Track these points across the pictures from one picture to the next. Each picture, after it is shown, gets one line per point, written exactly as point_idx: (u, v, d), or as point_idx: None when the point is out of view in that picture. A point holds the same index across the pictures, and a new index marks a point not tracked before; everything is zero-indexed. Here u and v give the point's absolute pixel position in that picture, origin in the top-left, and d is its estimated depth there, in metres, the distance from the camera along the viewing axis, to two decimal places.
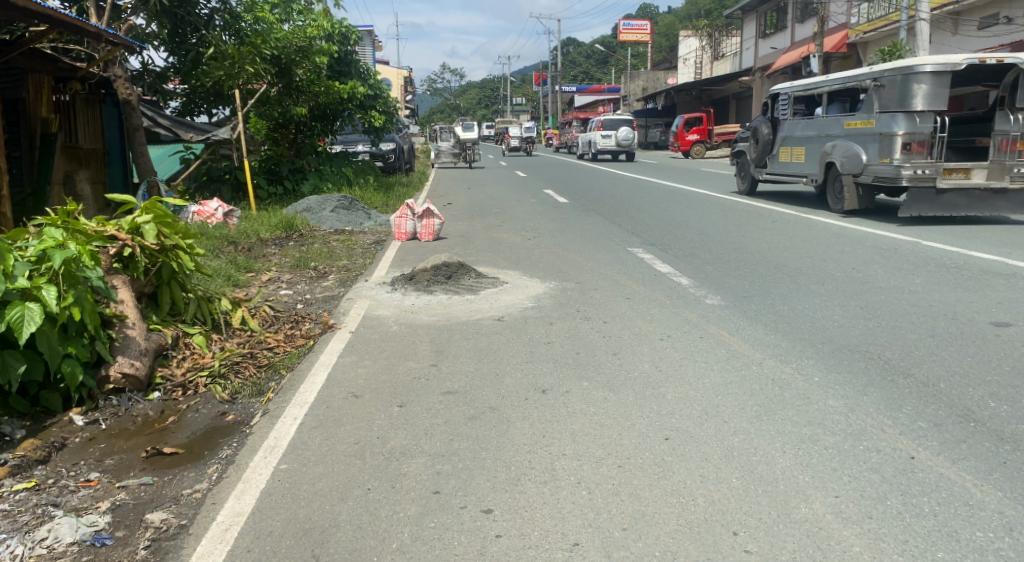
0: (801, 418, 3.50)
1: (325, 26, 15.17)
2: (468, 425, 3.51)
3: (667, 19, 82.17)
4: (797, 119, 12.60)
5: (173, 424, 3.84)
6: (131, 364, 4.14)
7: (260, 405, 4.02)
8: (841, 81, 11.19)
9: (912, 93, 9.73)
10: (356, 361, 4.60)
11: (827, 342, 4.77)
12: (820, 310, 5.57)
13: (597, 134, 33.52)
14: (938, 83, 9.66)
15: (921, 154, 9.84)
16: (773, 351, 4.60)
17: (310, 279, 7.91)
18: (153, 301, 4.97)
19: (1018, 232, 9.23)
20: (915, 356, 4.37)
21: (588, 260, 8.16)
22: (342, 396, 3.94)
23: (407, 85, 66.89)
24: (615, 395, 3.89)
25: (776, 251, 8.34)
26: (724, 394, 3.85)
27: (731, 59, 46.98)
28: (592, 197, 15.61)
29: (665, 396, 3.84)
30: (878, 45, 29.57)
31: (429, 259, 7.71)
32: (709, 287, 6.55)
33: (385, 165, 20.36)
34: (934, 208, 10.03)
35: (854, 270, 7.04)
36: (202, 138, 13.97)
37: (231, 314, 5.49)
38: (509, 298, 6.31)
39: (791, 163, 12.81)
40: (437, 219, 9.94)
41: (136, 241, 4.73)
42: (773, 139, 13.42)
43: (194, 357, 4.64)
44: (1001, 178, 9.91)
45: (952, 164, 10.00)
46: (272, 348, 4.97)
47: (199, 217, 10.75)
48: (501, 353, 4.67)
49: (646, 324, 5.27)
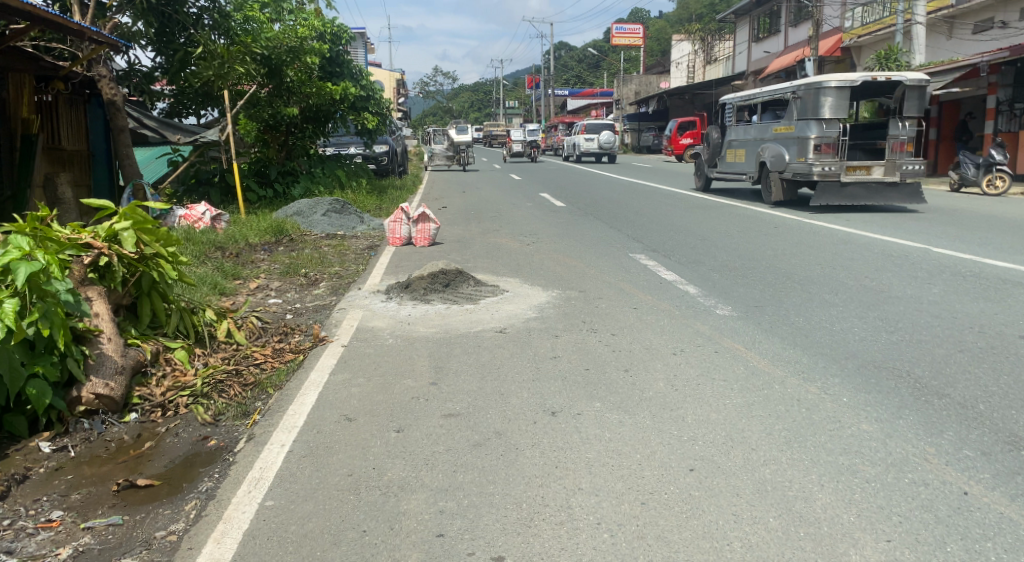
0: (835, 445, 3.22)
1: (316, 25, 14.86)
2: (473, 454, 3.21)
3: (659, 23, 82.14)
4: (739, 125, 14.52)
5: (149, 451, 3.52)
6: (106, 384, 3.83)
7: (245, 430, 3.70)
8: (771, 91, 12.99)
9: (821, 103, 11.53)
10: (349, 379, 4.30)
11: (851, 356, 4.48)
12: (839, 322, 5.28)
13: (580, 138, 33.63)
14: (842, 96, 11.48)
15: (829, 154, 11.68)
16: (796, 367, 4.30)
17: (301, 287, 7.60)
18: (132, 313, 4.65)
19: (904, 219, 11.12)
20: (947, 374, 4.09)
21: (590, 267, 7.86)
22: (334, 420, 3.64)
23: (400, 89, 66.57)
24: (631, 418, 3.59)
25: (782, 256, 8.10)
26: (748, 418, 3.56)
27: (724, 63, 46.88)
28: (589, 201, 15.38)
29: (685, 419, 3.55)
30: (872, 48, 29.42)
31: (425, 266, 7.41)
32: (719, 295, 6.25)
33: (378, 168, 20.05)
34: (840, 199, 11.91)
35: (867, 278, 6.77)
36: (190, 139, 13.56)
37: (217, 328, 5.17)
38: (509, 308, 6.01)
39: (736, 163, 14.70)
40: (433, 224, 9.61)
41: (114, 250, 4.40)
42: (721, 142, 15.33)
43: (175, 374, 4.32)
44: (895, 173, 11.83)
45: (855, 162, 11.91)
46: (259, 364, 4.66)
47: (186, 221, 10.42)
48: (506, 370, 4.37)
49: (657, 337, 4.99)
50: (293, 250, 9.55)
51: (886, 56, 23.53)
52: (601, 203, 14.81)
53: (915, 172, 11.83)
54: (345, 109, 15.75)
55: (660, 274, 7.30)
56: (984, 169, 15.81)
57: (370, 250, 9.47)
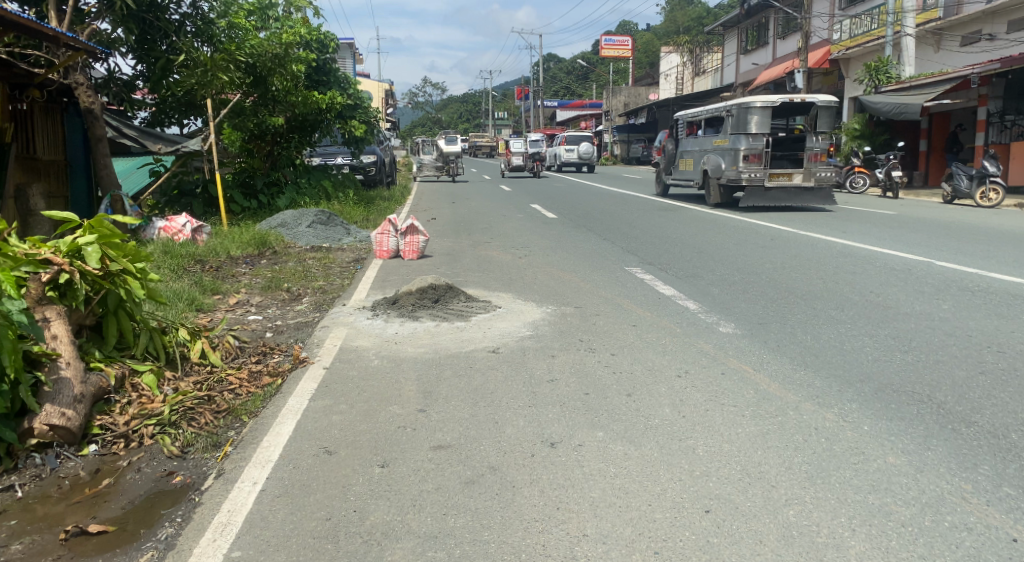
0: (862, 481, 2.94)
1: (302, 33, 14.58)
2: (465, 494, 2.91)
3: (647, 36, 82.46)
4: (688, 138, 16.55)
5: (106, 489, 3.18)
6: (61, 414, 3.50)
7: (214, 464, 3.36)
8: (710, 109, 15.07)
9: (749, 120, 13.63)
10: (330, 406, 3.99)
11: (867, 379, 4.20)
12: (849, 340, 5.02)
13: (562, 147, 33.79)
14: (766, 114, 13.62)
15: (756, 164, 13.79)
16: (810, 391, 4.02)
17: (283, 302, 7.27)
18: (97, 334, 4.32)
19: (817, 218, 13.28)
20: (972, 399, 3.82)
21: (585, 281, 7.58)
22: (312, 453, 3.34)
23: (389, 99, 66.34)
24: (638, 450, 3.30)
25: (783, 270, 7.85)
26: (766, 451, 3.26)
27: (713, 75, 46.94)
28: (581, 213, 15.13)
29: (696, 451, 3.26)
30: (861, 61, 29.43)
31: (413, 281, 7.10)
32: (720, 311, 5.98)
33: (366, 178, 19.75)
34: (766, 201, 14.07)
35: (872, 292, 6.52)
36: (172, 148, 13.00)
37: (190, 350, 4.83)
38: (502, 325, 5.72)
39: (685, 172, 16.73)
40: (422, 236, 9.27)
41: (76, 266, 4.08)
42: (674, 152, 17.33)
43: (141, 401, 3.98)
44: (810, 179, 14.07)
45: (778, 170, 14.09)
46: (234, 389, 4.32)
47: (165, 233, 10.08)
48: (499, 395, 4.07)
49: (659, 358, 4.70)
50: (275, 264, 9.21)
51: (876, 67, 23.47)
52: (593, 214, 14.56)
53: (828, 178, 14.10)
54: (332, 118, 15.46)
55: (657, 289, 7.04)
56: (977, 181, 15.62)
57: (356, 264, 9.15)
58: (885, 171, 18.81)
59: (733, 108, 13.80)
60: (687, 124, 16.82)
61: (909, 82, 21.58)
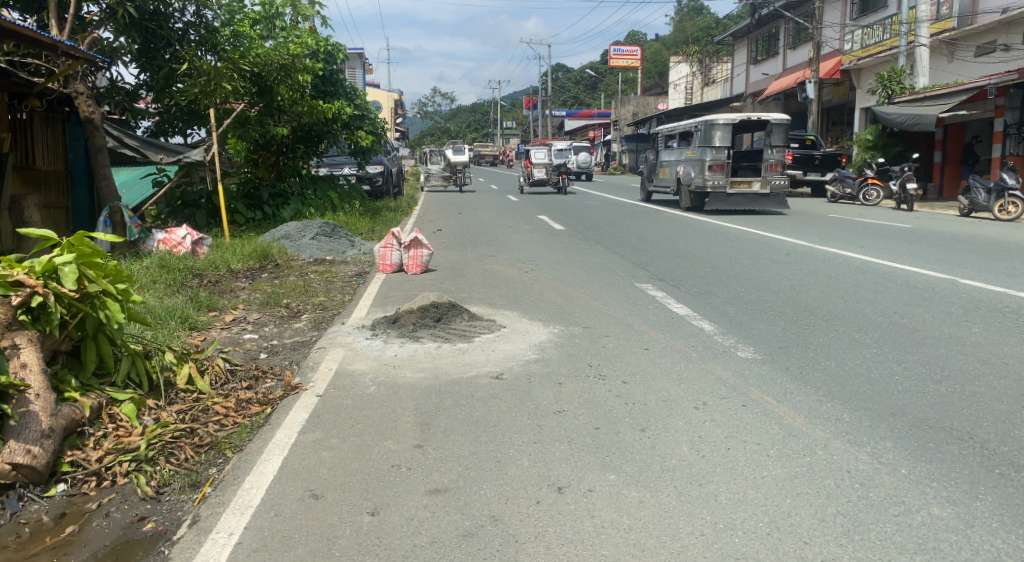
0: (903, 537, 2.64)
1: (309, 42, 14.37)
2: (461, 550, 2.64)
3: (656, 46, 82.34)
4: (667, 150, 18.83)
5: (70, 537, 2.94)
6: (27, 451, 3.27)
7: (188, 509, 3.11)
8: (684, 124, 17.34)
9: (714, 135, 15.86)
10: (320, 440, 3.71)
11: (899, 412, 3.89)
12: (875, 367, 4.71)
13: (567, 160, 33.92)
14: (727, 130, 15.84)
15: (719, 173, 16.00)
16: (839, 426, 3.71)
17: (282, 318, 7.01)
18: (75, 359, 4.08)
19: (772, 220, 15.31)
20: (1016, 438, 3.51)
21: (595, 299, 7.29)
22: (297, 497, 3.07)
23: (397, 109, 66.41)
24: (653, 496, 3.01)
25: (800, 287, 7.56)
26: (794, 498, 2.95)
27: (722, 85, 46.67)
28: (591, 224, 14.88)
29: (717, 498, 2.96)
30: (872, 71, 29.07)
31: (415, 298, 6.82)
32: (737, 333, 5.69)
33: (372, 188, 19.55)
34: (728, 204, 16.22)
35: (895, 312, 6.21)
36: (174, 160, 12.64)
37: (177, 375, 4.59)
38: (507, 347, 5.43)
39: (666, 180, 18.94)
40: (426, 249, 8.98)
41: (51, 288, 3.83)
42: (656, 162, 19.60)
43: (118, 433, 3.73)
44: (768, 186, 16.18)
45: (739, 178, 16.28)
46: (220, 419, 4.06)
47: (164, 245, 9.87)
48: (503, 428, 3.78)
49: (674, 387, 4.40)
50: (276, 278, 8.96)
51: (890, 78, 23.10)
52: (603, 226, 14.29)
53: (782, 185, 16.21)
54: (338, 129, 15.24)
55: (671, 308, 6.74)
56: (996, 194, 15.25)
57: (358, 278, 8.89)
58: (899, 183, 18.47)
59: (700, 124, 16.03)
60: (667, 137, 19.12)
61: (923, 93, 21.23)
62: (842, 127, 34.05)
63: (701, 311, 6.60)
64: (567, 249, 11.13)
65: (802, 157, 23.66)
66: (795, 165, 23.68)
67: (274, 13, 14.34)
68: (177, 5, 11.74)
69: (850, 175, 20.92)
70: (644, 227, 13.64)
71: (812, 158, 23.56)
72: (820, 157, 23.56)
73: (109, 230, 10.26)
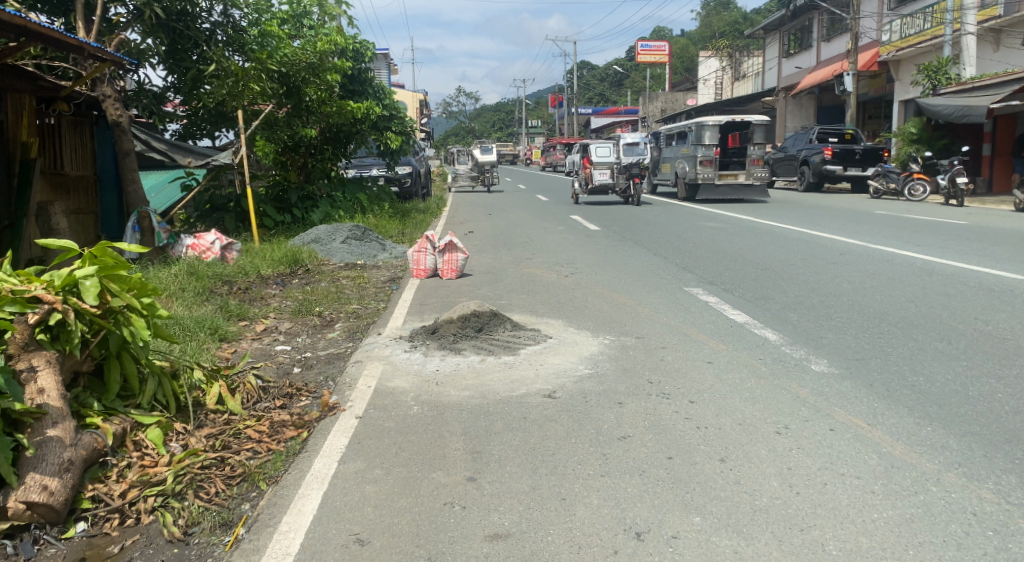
0: None
1: (337, 40, 14.09)
2: None
3: (683, 42, 81.33)
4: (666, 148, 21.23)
5: None
6: (43, 487, 2.93)
7: (219, 557, 2.78)
8: (680, 125, 19.70)
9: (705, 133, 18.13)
10: (363, 471, 3.35)
11: (1015, 438, 3.43)
12: (972, 382, 4.25)
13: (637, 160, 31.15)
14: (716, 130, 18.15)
15: (708, 166, 18.35)
16: (948, 455, 3.28)
17: (314, 328, 6.69)
18: (98, 381, 3.75)
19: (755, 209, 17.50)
20: None
21: (644, 305, 6.88)
22: (341, 543, 2.72)
23: (422, 109, 66.39)
24: (749, 546, 2.60)
25: (863, 292, 7.11)
26: (919, 550, 2.53)
27: (753, 80, 45.80)
28: (628, 224, 14.46)
29: (828, 550, 2.55)
30: (912, 62, 28.29)
31: (454, 306, 6.46)
32: (806, 344, 5.28)
33: (401, 190, 19.26)
34: (716, 194, 18.60)
35: (977, 318, 5.72)
36: (203, 164, 12.54)
37: (207, 395, 4.26)
38: (556, 361, 5.02)
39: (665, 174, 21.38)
40: (461, 253, 8.65)
41: (70, 304, 3.52)
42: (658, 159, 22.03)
43: (143, 462, 3.40)
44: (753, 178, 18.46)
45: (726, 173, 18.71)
46: (253, 447, 3.72)
47: (193, 251, 9.61)
48: (565, 457, 3.39)
49: (750, 409, 3.97)
50: (307, 284, 8.64)
51: (934, 68, 22.47)
52: (641, 226, 13.85)
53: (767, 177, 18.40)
54: (367, 129, 14.97)
55: (728, 316, 6.32)
56: None
57: (392, 284, 8.55)
58: (948, 178, 17.85)
59: (692, 126, 18.34)
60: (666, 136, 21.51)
61: (970, 84, 20.65)
62: (879, 120, 33.17)
63: (762, 320, 6.16)
64: (606, 251, 10.72)
65: (841, 152, 22.94)
66: (834, 160, 22.95)
67: (301, 11, 14.11)
68: (205, 5, 11.50)
69: (894, 169, 20.15)
70: (684, 227, 13.18)
71: (853, 153, 22.83)
72: (860, 152, 22.81)
73: (138, 235, 10.03)
